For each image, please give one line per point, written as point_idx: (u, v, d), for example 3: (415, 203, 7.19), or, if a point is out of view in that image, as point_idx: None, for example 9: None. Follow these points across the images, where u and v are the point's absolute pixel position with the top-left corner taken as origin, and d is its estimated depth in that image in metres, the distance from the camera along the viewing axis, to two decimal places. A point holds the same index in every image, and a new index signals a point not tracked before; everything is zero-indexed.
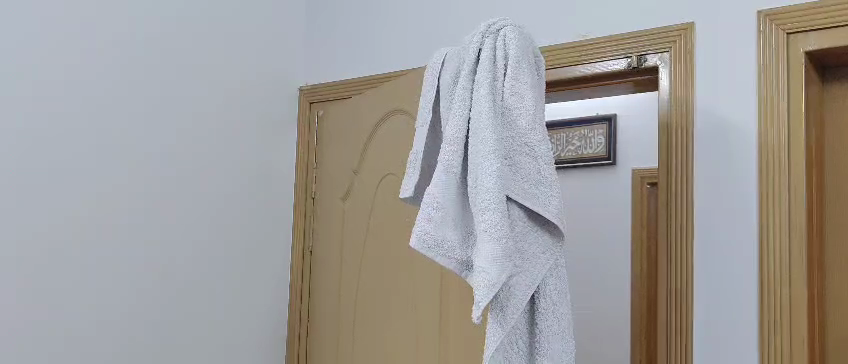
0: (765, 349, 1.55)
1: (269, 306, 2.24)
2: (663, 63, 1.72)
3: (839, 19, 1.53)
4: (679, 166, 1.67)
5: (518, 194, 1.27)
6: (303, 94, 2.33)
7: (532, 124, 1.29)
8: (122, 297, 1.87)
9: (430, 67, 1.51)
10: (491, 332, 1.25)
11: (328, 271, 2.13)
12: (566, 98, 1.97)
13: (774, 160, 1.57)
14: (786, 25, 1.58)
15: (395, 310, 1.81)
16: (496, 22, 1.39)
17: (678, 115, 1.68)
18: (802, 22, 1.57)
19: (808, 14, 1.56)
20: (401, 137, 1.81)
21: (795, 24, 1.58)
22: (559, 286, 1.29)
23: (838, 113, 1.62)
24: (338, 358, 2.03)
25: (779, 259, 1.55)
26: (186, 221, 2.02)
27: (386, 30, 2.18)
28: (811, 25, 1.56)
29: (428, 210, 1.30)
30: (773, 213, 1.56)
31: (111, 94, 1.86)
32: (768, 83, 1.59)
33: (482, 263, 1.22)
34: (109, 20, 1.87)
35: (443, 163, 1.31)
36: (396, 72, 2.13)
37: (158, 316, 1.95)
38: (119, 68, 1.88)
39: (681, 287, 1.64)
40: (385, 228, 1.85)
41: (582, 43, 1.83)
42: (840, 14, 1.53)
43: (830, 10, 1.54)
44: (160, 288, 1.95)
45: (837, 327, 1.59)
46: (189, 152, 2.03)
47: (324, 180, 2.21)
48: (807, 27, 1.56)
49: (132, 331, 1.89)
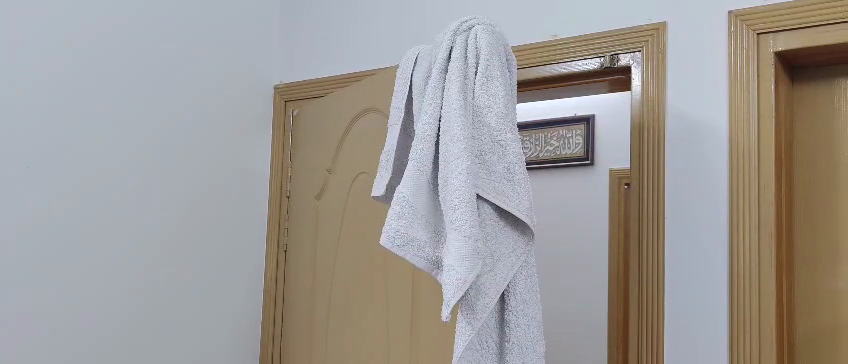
0: (734, 347, 1.55)
1: (245, 305, 2.24)
2: (635, 63, 1.72)
3: (812, 20, 1.53)
4: (651, 165, 1.67)
5: (488, 193, 1.26)
6: (279, 92, 2.33)
7: (502, 122, 1.28)
8: (100, 297, 1.86)
9: (402, 66, 1.51)
10: (461, 331, 1.24)
11: (302, 269, 2.13)
12: (540, 97, 1.98)
13: (744, 158, 1.57)
14: (759, 24, 1.59)
15: (369, 309, 1.80)
16: (467, 21, 1.39)
17: (650, 115, 1.68)
18: (775, 22, 1.57)
19: (782, 14, 1.56)
20: (373, 135, 1.82)
21: (768, 24, 1.58)
22: (529, 285, 1.29)
23: (806, 112, 1.63)
24: (311, 358, 2.03)
25: (749, 258, 1.55)
26: (163, 222, 2.01)
27: (359, 29, 2.19)
28: (784, 25, 1.56)
29: (398, 208, 1.29)
30: (742, 211, 1.56)
31: (90, 93, 1.85)
32: (740, 83, 1.59)
33: (452, 261, 1.21)
34: (89, 19, 1.86)
35: (414, 160, 1.31)
36: (370, 71, 2.13)
37: (136, 316, 1.94)
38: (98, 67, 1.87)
39: (651, 286, 1.65)
40: (358, 226, 1.85)
41: (554, 44, 1.84)
42: (813, 16, 1.53)
43: (804, 11, 1.54)
44: (138, 288, 1.95)
45: (805, 326, 1.60)
46: (166, 151, 2.02)
47: (299, 178, 2.21)
48: (780, 27, 1.57)
49: (110, 332, 1.88)
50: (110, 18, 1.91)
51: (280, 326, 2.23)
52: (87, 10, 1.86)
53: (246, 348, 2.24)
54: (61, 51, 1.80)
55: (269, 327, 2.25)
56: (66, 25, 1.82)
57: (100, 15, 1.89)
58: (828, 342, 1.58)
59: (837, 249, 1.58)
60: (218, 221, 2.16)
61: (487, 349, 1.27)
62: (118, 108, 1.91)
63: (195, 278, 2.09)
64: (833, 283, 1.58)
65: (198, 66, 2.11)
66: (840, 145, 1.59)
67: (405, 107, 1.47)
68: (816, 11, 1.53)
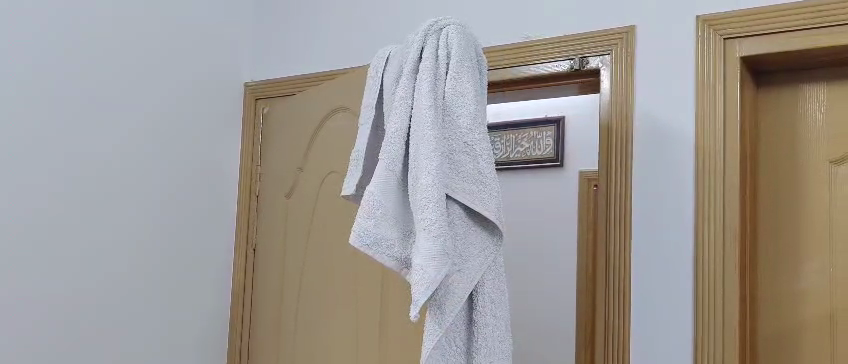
0: (698, 348, 1.57)
1: (214, 305, 2.22)
2: (604, 65, 1.74)
3: (799, 22, 1.54)
4: (619, 167, 1.68)
5: (457, 193, 1.27)
6: (249, 89, 2.30)
7: (472, 122, 1.29)
8: (74, 297, 1.87)
9: (374, 65, 1.50)
10: (429, 331, 1.25)
11: (271, 269, 2.12)
12: (511, 98, 1.98)
13: (711, 161, 1.60)
14: (743, 28, 1.59)
15: (337, 309, 1.80)
16: (439, 21, 1.39)
17: (617, 118, 1.70)
18: (761, 26, 1.58)
19: (766, 18, 1.57)
20: (344, 134, 1.81)
21: (751, 27, 1.59)
22: (497, 286, 1.29)
23: (772, 116, 1.66)
24: (279, 357, 2.02)
25: (714, 259, 1.57)
26: (137, 221, 2.01)
27: (330, 29, 2.18)
28: (771, 28, 1.57)
29: (367, 207, 1.29)
30: (708, 213, 1.59)
31: (73, 93, 1.88)
32: (705, 87, 1.62)
33: (420, 260, 1.21)
34: (68, 20, 1.87)
35: (385, 160, 1.31)
36: (341, 72, 2.12)
37: (111, 316, 1.95)
38: (74, 67, 1.88)
39: (617, 285, 1.66)
40: (328, 225, 1.84)
41: (524, 45, 1.85)
42: (799, 18, 1.54)
43: (788, 13, 1.55)
44: (112, 288, 1.95)
45: (768, 327, 1.62)
46: (141, 151, 2.02)
47: (268, 176, 2.20)
48: (766, 30, 1.57)
49: (87, 331, 1.89)
50: (90, 19, 1.92)
51: (247, 323, 2.21)
52: (68, 12, 1.88)
53: (213, 348, 2.21)
54: (32, 52, 1.80)
55: (237, 328, 2.22)
56: (48, 26, 1.84)
57: (68, 16, 1.88)
58: (788, 343, 1.61)
59: (801, 252, 1.61)
60: (190, 219, 2.15)
61: (454, 349, 1.27)
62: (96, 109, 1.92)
63: (170, 278, 2.09)
64: (794, 285, 1.61)
65: (173, 66, 2.11)
66: (802, 151, 1.62)
67: (376, 107, 1.46)
68: (801, 13, 1.54)
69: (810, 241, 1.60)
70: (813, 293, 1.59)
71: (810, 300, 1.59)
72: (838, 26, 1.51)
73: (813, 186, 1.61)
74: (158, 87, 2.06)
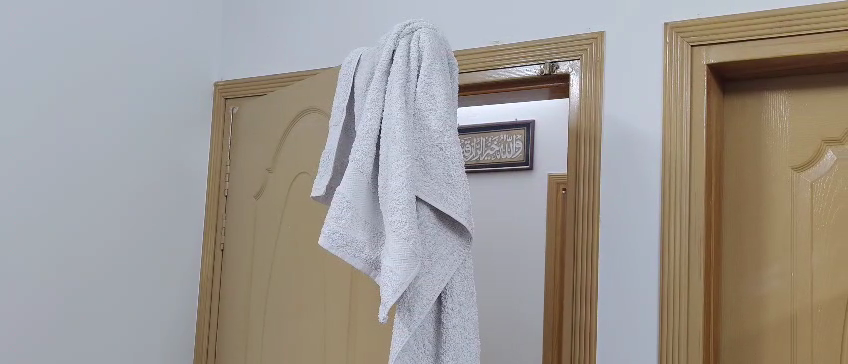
0: (663, 349, 1.59)
1: (181, 306, 2.20)
2: (574, 71, 1.76)
3: (779, 28, 1.56)
4: (588, 170, 1.70)
5: (427, 194, 1.27)
6: (219, 89, 2.28)
7: (443, 125, 1.29)
8: (45, 298, 1.84)
9: (345, 66, 1.50)
10: (397, 332, 1.25)
11: (239, 270, 2.10)
12: (481, 102, 1.99)
13: (677, 166, 1.62)
14: (721, 35, 1.61)
15: (306, 309, 1.79)
16: (410, 24, 1.39)
17: (586, 122, 1.71)
18: (740, 32, 1.59)
19: (746, 24, 1.59)
20: (315, 135, 1.81)
21: (728, 34, 1.60)
22: (466, 287, 1.30)
23: (736, 122, 1.69)
24: (246, 357, 2.01)
25: (679, 261, 1.60)
26: (107, 221, 1.99)
27: (300, 30, 2.17)
28: (749, 35, 1.58)
29: (338, 209, 1.29)
30: (673, 215, 1.61)
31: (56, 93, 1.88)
32: (673, 93, 1.64)
33: (389, 262, 1.21)
34: (46, 20, 1.86)
35: (355, 162, 1.31)
36: (310, 72, 2.12)
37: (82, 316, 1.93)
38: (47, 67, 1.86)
39: (585, 289, 1.68)
40: (297, 227, 1.84)
41: (494, 50, 1.86)
42: (779, 24, 1.55)
43: (767, 19, 1.57)
44: (80, 290, 1.92)
45: (731, 329, 1.65)
46: (112, 150, 2.00)
47: (237, 176, 2.18)
48: (745, 37, 1.59)
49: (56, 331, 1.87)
50: (67, 18, 1.91)
51: (215, 324, 2.19)
52: (46, 12, 1.87)
53: (179, 349, 2.19)
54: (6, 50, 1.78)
55: (204, 328, 2.21)
56: (30, 25, 1.83)
57: (40, 15, 1.85)
58: (751, 345, 1.63)
59: (764, 254, 1.64)
60: (159, 220, 2.13)
61: (422, 350, 1.27)
62: (69, 108, 1.90)
63: (139, 279, 2.07)
64: (757, 287, 1.63)
65: (146, 66, 2.09)
66: (766, 156, 1.65)
67: (347, 108, 1.46)
68: (780, 20, 1.56)
69: (773, 244, 1.63)
70: (775, 295, 1.62)
71: (772, 303, 1.62)
72: (812, 34, 1.53)
73: (777, 191, 1.64)
74: (130, 87, 2.05)
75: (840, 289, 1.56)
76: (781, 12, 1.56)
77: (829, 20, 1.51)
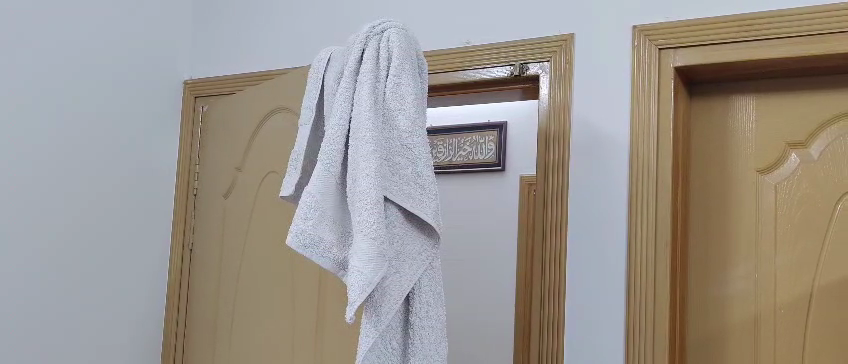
0: (630, 349, 1.60)
1: (149, 305, 2.18)
2: (543, 72, 1.76)
3: (778, 30, 1.55)
4: (558, 170, 1.71)
5: (395, 195, 1.27)
6: (188, 87, 2.27)
7: (412, 125, 1.29)
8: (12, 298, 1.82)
9: (314, 66, 1.50)
10: (365, 332, 1.25)
11: (208, 270, 2.09)
12: (451, 103, 1.99)
13: (645, 168, 1.63)
14: (721, 34, 1.59)
15: (274, 309, 1.79)
16: (380, 23, 1.39)
17: (556, 123, 1.72)
18: (740, 33, 1.58)
19: (746, 25, 1.57)
20: (285, 135, 1.81)
21: (725, 34, 1.59)
22: (434, 287, 1.30)
23: (703, 125, 1.70)
24: (214, 358, 2.00)
25: (646, 262, 1.61)
26: (78, 221, 1.98)
27: (271, 30, 2.15)
28: (749, 36, 1.57)
29: (306, 209, 1.29)
30: (641, 217, 1.62)
31: (39, 93, 1.89)
32: (641, 96, 1.65)
33: (357, 262, 1.21)
34: (13, 19, 1.85)
35: (324, 162, 1.31)
36: (280, 71, 2.11)
37: (52, 316, 1.91)
38: (15, 67, 1.85)
39: (553, 290, 1.69)
40: (265, 226, 1.83)
41: (465, 50, 1.86)
42: (778, 26, 1.55)
43: (766, 21, 1.56)
44: (44, 290, 1.90)
45: (697, 329, 1.66)
46: (80, 150, 1.98)
47: (206, 175, 2.17)
48: (747, 37, 1.57)
49: (26, 332, 1.85)
50: (36, 16, 1.89)
51: (182, 324, 2.17)
52: (14, 11, 1.85)
53: (146, 349, 2.17)
54: None
55: (172, 328, 2.19)
56: (24, 24, 1.87)
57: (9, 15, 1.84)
58: (716, 345, 1.65)
59: (729, 255, 1.65)
60: (128, 219, 2.11)
61: (389, 351, 1.27)
62: (44, 108, 1.90)
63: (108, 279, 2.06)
64: (722, 288, 1.65)
65: (117, 64, 2.09)
66: (731, 158, 1.67)
67: (316, 108, 1.46)
68: (778, 22, 1.55)
69: (737, 245, 1.65)
70: (739, 296, 1.64)
71: (738, 303, 1.64)
72: (782, 39, 1.55)
73: (743, 193, 1.66)
74: (101, 85, 2.04)
75: (802, 289, 1.58)
76: (763, 15, 1.56)
77: (804, 24, 1.53)
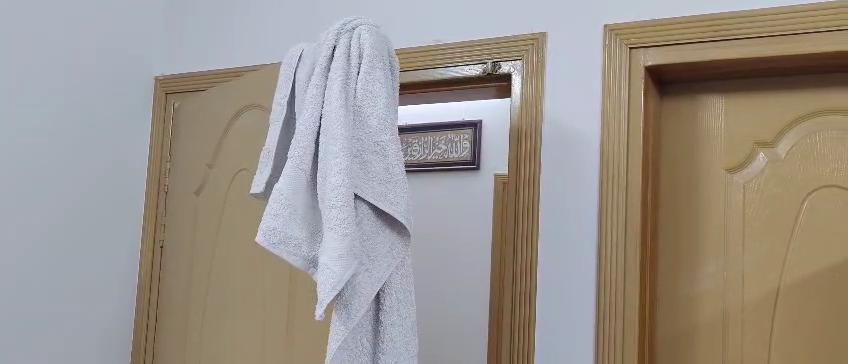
0: (600, 348, 1.61)
1: (119, 303, 2.16)
2: (515, 70, 1.77)
3: (747, 31, 1.56)
4: (529, 168, 1.71)
5: (366, 193, 1.27)
6: (160, 83, 2.25)
7: (383, 123, 1.29)
8: None
9: (286, 62, 1.48)
10: (334, 331, 1.24)
11: (179, 267, 2.08)
12: (423, 101, 1.99)
13: (615, 166, 1.64)
14: (690, 34, 1.60)
15: (245, 307, 1.78)
16: (351, 20, 1.38)
17: (528, 122, 1.73)
18: (708, 33, 1.59)
19: (715, 26, 1.58)
20: (257, 132, 1.80)
21: (694, 35, 1.60)
22: (404, 285, 1.30)
23: (673, 124, 1.71)
24: (184, 357, 1.99)
25: (615, 261, 1.62)
26: (50, 220, 1.96)
27: (243, 26, 2.14)
28: (718, 36, 1.58)
29: (276, 206, 1.28)
30: (611, 215, 1.63)
31: (32, 93, 1.92)
32: (612, 95, 1.66)
33: (327, 260, 1.21)
34: None
35: (294, 159, 1.30)
36: (251, 68, 2.10)
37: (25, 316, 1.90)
38: None
39: (524, 289, 1.69)
40: (237, 224, 1.82)
41: (437, 49, 1.86)
42: (746, 27, 1.56)
43: (735, 22, 1.57)
44: (17, 288, 1.88)
45: (665, 327, 1.68)
46: (52, 147, 1.97)
47: (177, 172, 2.15)
48: (715, 37, 1.58)
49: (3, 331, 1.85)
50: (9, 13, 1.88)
51: (153, 323, 2.16)
52: None
53: (116, 347, 2.15)
54: None
55: (143, 327, 2.17)
56: (21, 25, 1.90)
57: None
58: (685, 343, 1.66)
59: (697, 253, 1.67)
60: (99, 218, 2.10)
61: (360, 349, 1.26)
62: (22, 106, 1.90)
63: (80, 278, 2.04)
64: (691, 286, 1.66)
65: (90, 62, 2.07)
66: (701, 158, 1.68)
67: (287, 104, 1.45)
68: (747, 23, 1.56)
69: (705, 244, 1.66)
70: (707, 295, 1.65)
71: (707, 301, 1.65)
72: (750, 39, 1.56)
73: (711, 192, 1.67)
74: (75, 83, 2.03)
75: (768, 288, 1.60)
76: (730, 15, 1.57)
77: (769, 24, 1.54)
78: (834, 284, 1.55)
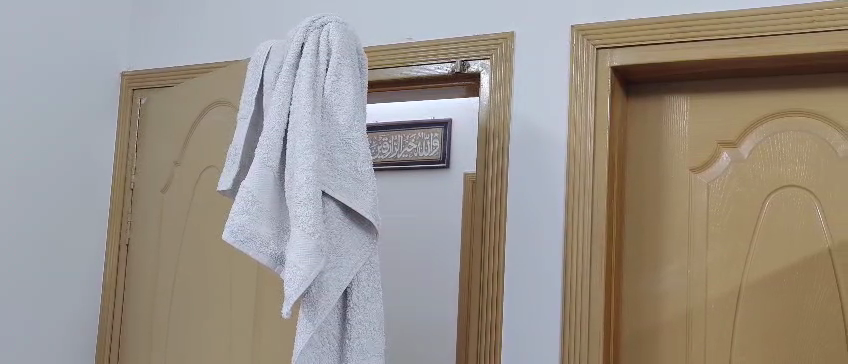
0: (567, 347, 1.62)
1: (84, 303, 2.14)
2: (484, 69, 1.78)
3: (734, 28, 1.56)
4: (496, 167, 1.72)
5: (333, 190, 1.26)
6: (126, 79, 2.23)
7: (350, 120, 1.29)
8: None
9: (254, 59, 1.48)
10: (301, 329, 1.24)
11: (145, 265, 2.06)
12: (393, 99, 1.99)
13: (583, 165, 1.65)
14: (680, 33, 1.60)
15: (212, 306, 1.77)
16: (320, 18, 1.38)
17: (496, 122, 1.74)
18: (694, 30, 1.59)
19: (703, 24, 1.59)
20: (224, 129, 1.80)
21: (684, 34, 1.60)
22: (372, 282, 1.29)
23: (640, 124, 1.73)
24: (150, 356, 1.97)
25: (581, 260, 1.63)
26: (16, 216, 1.96)
27: (212, 23, 2.12)
28: (707, 33, 1.58)
29: (243, 203, 1.27)
30: (577, 214, 1.65)
31: (30, 94, 2.00)
32: (578, 96, 1.67)
33: (294, 257, 1.20)
34: None
35: (261, 156, 1.29)
36: (219, 64, 2.08)
37: None
38: None
39: (491, 287, 1.70)
40: (203, 223, 1.82)
41: (406, 47, 1.86)
42: (734, 24, 1.56)
43: (721, 19, 1.58)
44: None
45: (630, 326, 1.69)
46: (17, 144, 1.97)
47: (144, 170, 2.13)
48: (705, 34, 1.58)
49: None
50: None
51: (119, 322, 2.13)
52: None
53: (79, 347, 2.12)
54: None
55: (109, 326, 2.14)
56: (20, 26, 1.97)
57: None
58: (650, 342, 1.68)
59: (662, 253, 1.69)
60: (66, 215, 2.09)
61: (326, 346, 1.26)
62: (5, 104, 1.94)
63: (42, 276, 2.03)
64: (657, 285, 1.68)
65: (58, 59, 2.07)
66: (666, 157, 1.70)
67: (256, 101, 1.44)
68: (733, 21, 1.57)
69: (669, 244, 1.68)
70: (671, 294, 1.67)
71: (671, 300, 1.67)
72: (714, 41, 1.58)
73: (675, 192, 1.69)
74: (42, 80, 2.03)
75: (731, 285, 1.63)
76: (713, 15, 1.58)
77: (732, 26, 1.56)
78: (793, 282, 1.58)
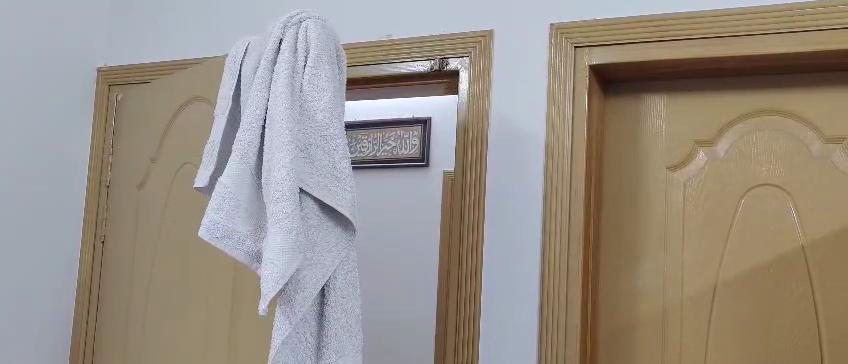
0: (544, 347, 1.63)
1: (58, 303, 2.11)
2: (463, 67, 1.78)
3: (705, 27, 1.58)
4: (475, 166, 1.72)
5: (311, 186, 1.26)
6: (103, 74, 2.21)
7: (328, 117, 1.28)
8: None
9: (231, 55, 1.46)
10: (278, 326, 1.23)
11: (120, 263, 2.04)
12: (371, 97, 1.99)
13: (562, 164, 1.66)
14: (652, 31, 1.62)
15: (188, 305, 1.76)
16: (298, 13, 1.37)
17: (474, 119, 1.74)
18: (664, 30, 1.61)
19: (676, 23, 1.60)
20: (201, 125, 1.79)
21: (655, 32, 1.61)
22: (349, 279, 1.29)
23: (617, 123, 1.74)
24: (125, 355, 1.95)
25: (558, 259, 1.64)
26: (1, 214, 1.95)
27: (190, 19, 2.11)
28: (677, 33, 1.60)
29: (219, 200, 1.26)
30: (555, 213, 1.65)
31: (29, 94, 2.01)
32: (557, 95, 1.68)
33: (271, 254, 1.19)
34: None
35: (238, 152, 1.28)
36: (197, 60, 2.07)
37: None
38: None
39: (470, 287, 1.70)
40: (180, 220, 1.80)
41: (385, 44, 1.86)
42: (705, 24, 1.58)
43: (694, 18, 1.59)
44: None
45: (607, 326, 1.70)
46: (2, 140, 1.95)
47: (119, 167, 2.11)
48: (675, 33, 1.60)
49: None
50: None
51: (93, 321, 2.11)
52: None
53: (52, 347, 2.09)
54: None
55: (82, 326, 2.12)
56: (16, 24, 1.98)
57: None
58: (625, 342, 1.68)
59: (638, 251, 1.69)
60: (43, 212, 2.07)
61: (303, 344, 1.26)
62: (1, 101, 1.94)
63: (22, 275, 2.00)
64: (633, 285, 1.69)
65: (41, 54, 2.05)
66: (642, 156, 1.71)
67: (233, 97, 1.43)
68: (705, 20, 1.58)
69: (647, 242, 1.69)
70: (648, 292, 1.68)
71: (648, 299, 1.68)
72: (691, 41, 1.59)
73: (652, 191, 1.70)
74: (31, 77, 2.02)
75: (706, 284, 1.64)
76: (686, 15, 1.59)
77: (704, 26, 1.58)
78: (767, 281, 1.59)
